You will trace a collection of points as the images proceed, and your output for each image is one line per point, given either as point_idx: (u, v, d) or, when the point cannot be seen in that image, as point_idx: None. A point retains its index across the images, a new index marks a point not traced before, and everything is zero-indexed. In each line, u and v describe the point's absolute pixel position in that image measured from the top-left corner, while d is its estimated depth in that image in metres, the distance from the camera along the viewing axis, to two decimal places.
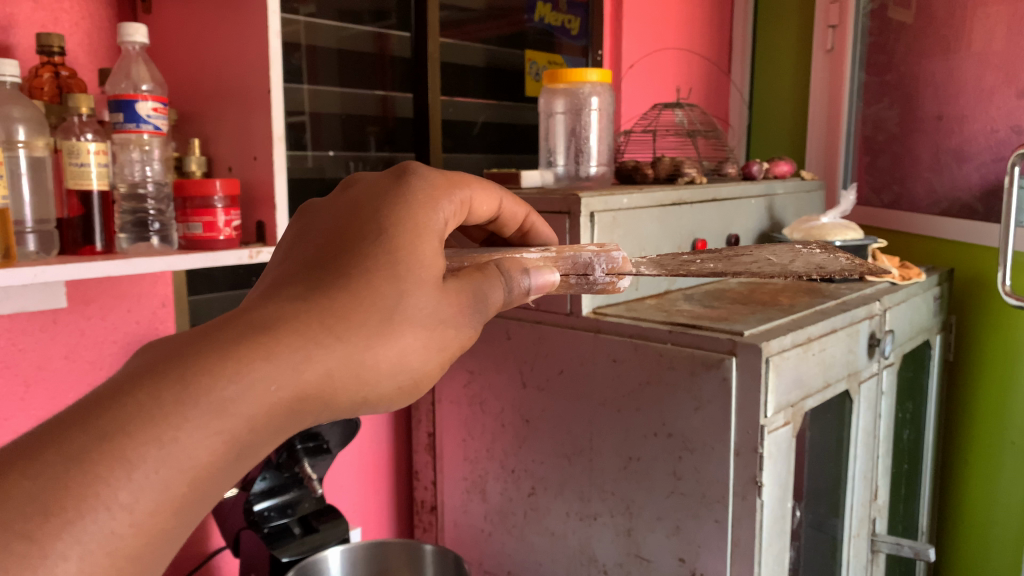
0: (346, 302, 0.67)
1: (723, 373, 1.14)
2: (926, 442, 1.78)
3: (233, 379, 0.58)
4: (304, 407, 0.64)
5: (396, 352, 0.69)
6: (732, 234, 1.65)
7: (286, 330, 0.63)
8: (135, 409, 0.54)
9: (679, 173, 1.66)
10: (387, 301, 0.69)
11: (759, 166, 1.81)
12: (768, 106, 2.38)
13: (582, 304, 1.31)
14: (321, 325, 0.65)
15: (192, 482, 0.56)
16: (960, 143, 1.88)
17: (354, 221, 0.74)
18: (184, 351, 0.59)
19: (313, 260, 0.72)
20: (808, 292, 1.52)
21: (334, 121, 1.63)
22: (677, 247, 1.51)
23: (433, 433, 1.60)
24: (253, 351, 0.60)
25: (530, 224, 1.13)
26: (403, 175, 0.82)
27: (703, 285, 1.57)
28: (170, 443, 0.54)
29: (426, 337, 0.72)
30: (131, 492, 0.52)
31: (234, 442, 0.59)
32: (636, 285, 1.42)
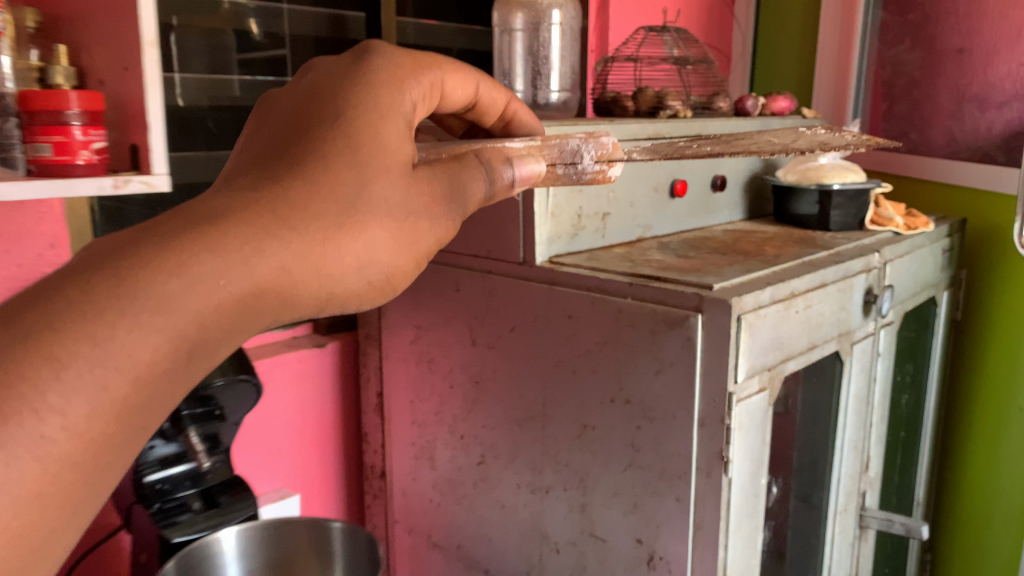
0: (305, 191, 0.66)
1: (687, 332, 0.99)
2: (927, 408, 1.62)
3: (175, 274, 0.56)
4: (261, 298, 0.63)
5: (362, 247, 0.69)
6: (718, 176, 1.47)
7: (240, 218, 0.62)
8: (68, 307, 0.51)
9: (662, 106, 1.48)
10: (348, 192, 0.69)
11: (755, 99, 1.62)
12: (774, 40, 2.16)
13: (537, 254, 1.14)
14: (278, 215, 0.64)
15: (137, 384, 0.53)
16: (985, 83, 1.67)
17: (314, 107, 0.73)
18: (125, 246, 0.56)
19: (270, 150, 0.70)
20: (799, 241, 1.35)
21: (308, 45, 1.46)
22: (653, 187, 1.33)
23: (381, 393, 1.43)
24: (192, 244, 0.57)
25: (513, 108, 1.02)
26: (364, 61, 0.80)
27: (683, 232, 1.40)
28: (106, 341, 0.51)
29: (393, 229, 0.72)
30: (63, 394, 0.49)
31: (178, 346, 0.56)
32: (603, 231, 1.26)
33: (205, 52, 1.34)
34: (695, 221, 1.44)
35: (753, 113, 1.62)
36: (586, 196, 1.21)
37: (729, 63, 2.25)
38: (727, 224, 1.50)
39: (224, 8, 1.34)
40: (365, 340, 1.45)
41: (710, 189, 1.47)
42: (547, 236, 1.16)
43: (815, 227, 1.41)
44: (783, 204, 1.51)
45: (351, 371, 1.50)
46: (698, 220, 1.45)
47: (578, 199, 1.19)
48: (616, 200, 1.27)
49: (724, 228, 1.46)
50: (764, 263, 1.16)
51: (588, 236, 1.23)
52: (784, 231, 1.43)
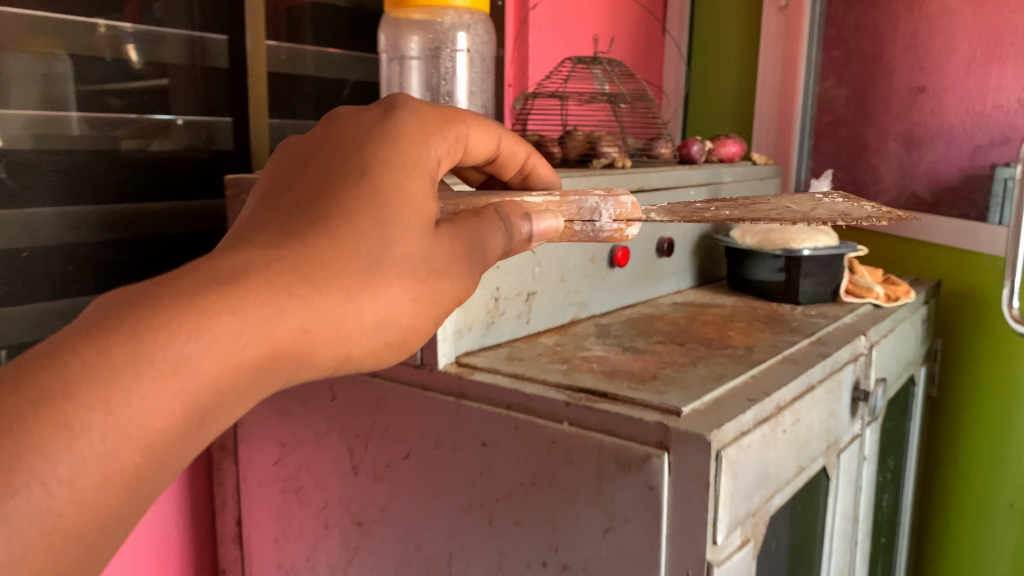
0: (325, 249, 0.58)
1: (648, 478, 0.71)
2: (904, 506, 1.37)
3: (193, 335, 0.49)
4: (275, 352, 0.55)
5: (381, 305, 0.60)
6: (665, 238, 1.20)
7: (264, 280, 0.54)
8: (86, 370, 0.45)
9: (596, 153, 1.23)
10: (374, 249, 0.60)
11: (702, 144, 1.37)
12: (708, 76, 1.94)
13: (440, 356, 0.85)
14: (300, 274, 0.56)
15: (147, 450, 0.47)
16: (946, 125, 1.51)
17: (340, 160, 0.65)
18: (156, 295, 0.50)
19: (290, 203, 0.62)
20: (767, 320, 1.09)
21: (190, 80, 1.15)
22: (589, 256, 1.06)
23: (241, 521, 1.12)
24: (217, 303, 0.51)
25: (530, 164, 0.95)
26: (390, 113, 0.71)
27: (625, 310, 1.13)
28: (121, 407, 0.45)
29: (411, 288, 0.62)
30: (74, 464, 0.43)
31: (191, 409, 0.49)
32: (530, 315, 0.97)
33: (36, 82, 0.97)
34: (637, 294, 1.17)
35: (699, 160, 1.37)
36: (505, 273, 0.92)
37: (661, 96, 2.01)
38: (675, 295, 1.23)
39: (101, 32, 1.03)
40: (219, 453, 1.13)
41: (655, 254, 1.20)
42: (454, 330, 0.87)
43: (783, 301, 1.16)
44: (741, 268, 1.27)
45: (204, 490, 1.19)
46: (641, 293, 1.18)
47: (495, 278, 0.90)
48: (546, 276, 0.99)
49: (674, 301, 1.20)
50: (739, 362, 0.89)
51: (509, 323, 0.95)
52: (744, 304, 1.18)
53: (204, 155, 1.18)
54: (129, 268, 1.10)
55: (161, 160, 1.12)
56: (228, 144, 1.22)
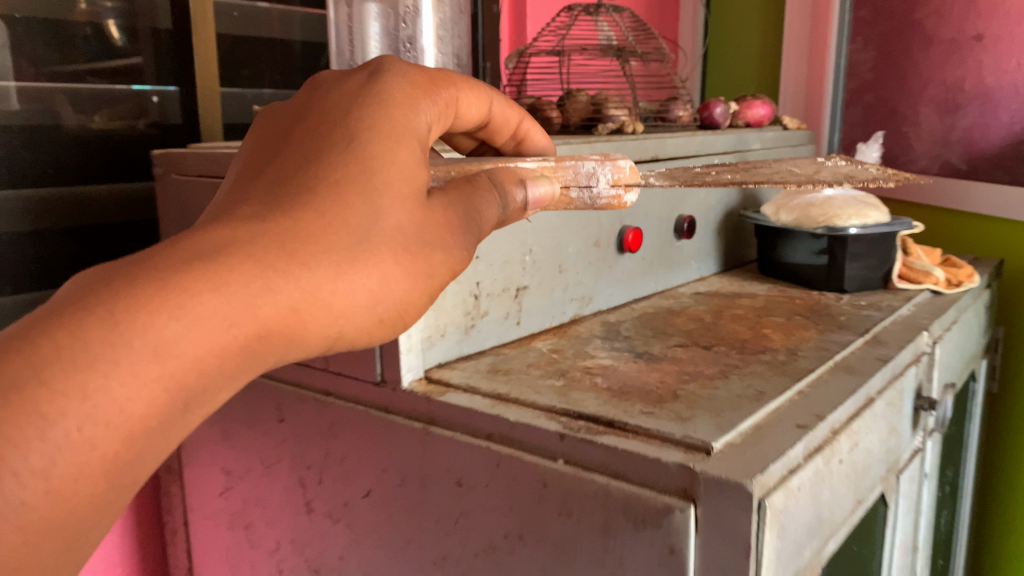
0: (310, 224, 0.48)
1: (669, 537, 0.53)
2: (963, 521, 1.19)
3: (176, 314, 0.41)
4: (261, 335, 0.46)
5: (373, 286, 0.50)
6: (684, 216, 1.02)
7: (247, 257, 0.45)
8: (61, 352, 0.38)
9: (601, 117, 1.05)
10: (365, 222, 0.49)
11: (726, 106, 1.19)
12: (724, 35, 1.73)
13: (404, 372, 0.68)
14: (283, 250, 0.46)
15: (129, 439, 0.41)
16: (984, 84, 1.30)
17: (326, 127, 0.54)
18: (142, 269, 0.42)
19: (270, 177, 0.51)
20: (809, 316, 0.91)
21: (154, 48, 1.04)
22: (593, 241, 0.88)
23: (191, 556, 0.96)
24: (200, 279, 0.43)
25: (525, 130, 0.77)
26: (376, 81, 0.59)
27: (638, 304, 0.95)
28: (98, 394, 0.39)
29: (406, 266, 0.51)
30: (52, 455, 0.38)
31: (178, 394, 0.42)
32: (521, 315, 0.80)
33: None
34: (651, 284, 0.99)
35: (723, 125, 1.18)
36: (487, 265, 0.74)
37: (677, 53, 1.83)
38: (696, 284, 1.06)
39: (81, 8, 0.95)
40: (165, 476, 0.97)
41: (673, 236, 1.02)
42: (421, 339, 0.70)
43: (826, 293, 0.98)
44: (775, 250, 1.09)
45: (155, 516, 1.03)
46: (657, 283, 1.00)
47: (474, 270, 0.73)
48: (540, 266, 0.81)
49: (695, 292, 1.02)
50: (781, 373, 0.71)
51: (495, 326, 0.77)
52: (777, 295, 1.00)
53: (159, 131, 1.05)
54: (75, 258, 0.95)
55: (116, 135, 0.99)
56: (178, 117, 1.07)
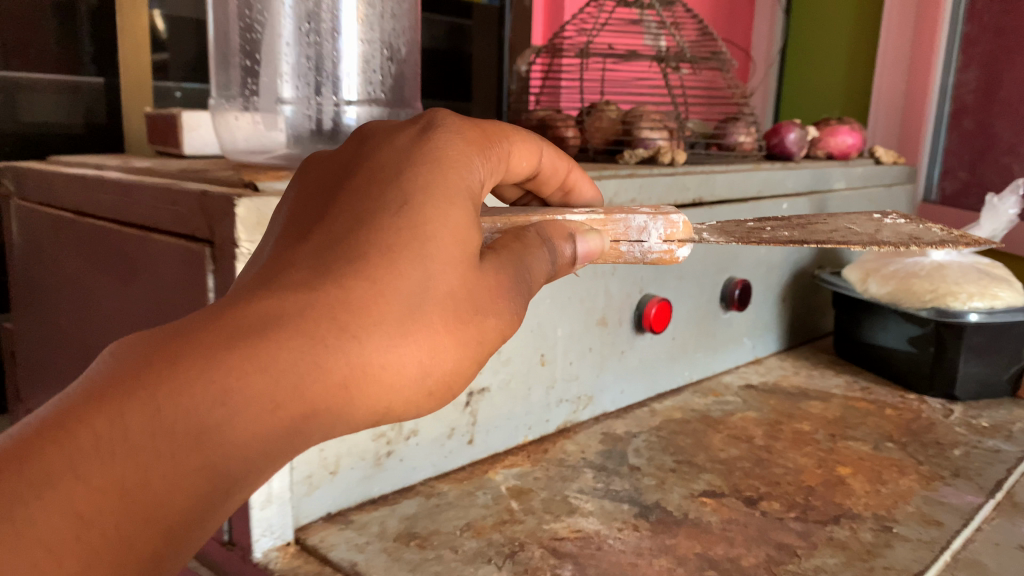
0: (365, 290, 0.29)
1: None
2: None
3: (219, 397, 0.26)
4: (311, 428, 0.29)
5: (449, 374, 0.31)
6: (736, 281, 0.75)
7: (293, 333, 0.27)
8: (97, 441, 0.25)
9: (630, 139, 0.78)
10: (451, 283, 0.31)
11: (804, 131, 0.91)
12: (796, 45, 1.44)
13: (256, 539, 0.43)
14: (337, 324, 0.28)
15: (175, 534, 0.26)
16: None
17: (403, 137, 0.34)
18: (180, 334, 0.27)
19: (325, 198, 0.33)
20: (911, 443, 0.63)
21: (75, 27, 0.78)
22: (596, 320, 0.62)
23: None
24: (247, 353, 0.27)
25: (571, 185, 0.48)
26: (422, 119, 0.36)
27: (664, 405, 0.69)
28: (128, 494, 0.25)
29: (472, 345, 0.31)
30: (86, 560, 0.24)
31: (243, 473, 0.27)
32: (475, 430, 0.54)
33: None
34: (683, 373, 0.73)
35: (798, 155, 0.91)
36: None
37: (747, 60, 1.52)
38: (746, 370, 0.79)
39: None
40: None
41: (719, 306, 0.75)
42: (292, 484, 0.45)
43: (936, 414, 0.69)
44: (862, 328, 0.81)
45: None
46: (693, 371, 0.74)
47: None
48: (511, 362, 0.55)
49: (746, 384, 0.76)
50: None
51: (430, 451, 0.52)
52: (857, 399, 0.73)
53: (71, 133, 0.80)
54: None
55: (10, 138, 0.75)
56: (101, 118, 0.82)
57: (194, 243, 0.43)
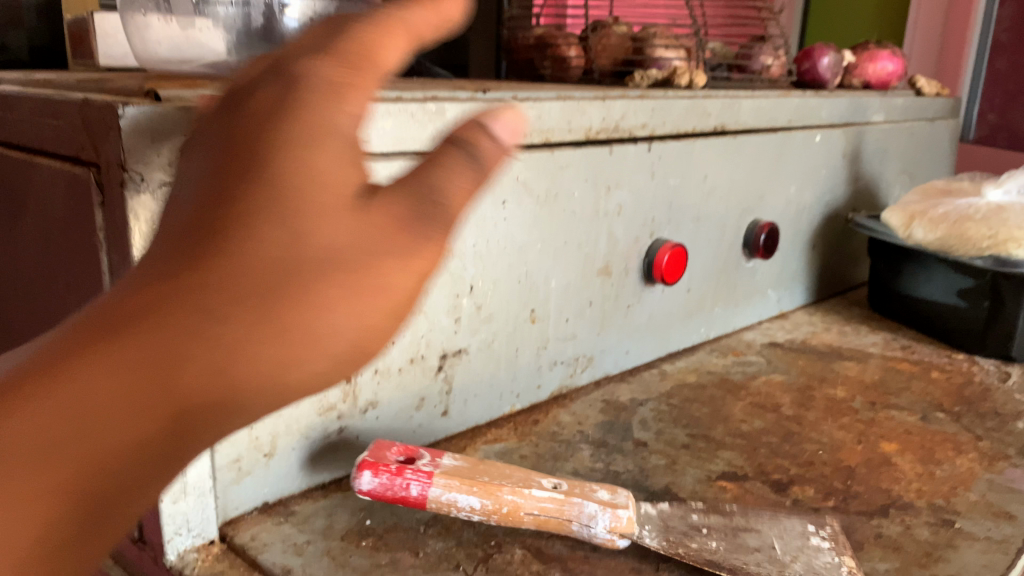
0: (201, 275, 0.21)
1: None
2: None
3: (57, 418, 0.21)
4: (196, 427, 0.22)
5: (365, 336, 0.23)
6: (763, 225, 0.65)
7: (129, 339, 0.21)
8: None
9: (641, 59, 0.67)
10: (352, 228, 0.22)
11: (838, 55, 0.80)
12: None
13: (168, 539, 0.35)
14: (172, 319, 0.21)
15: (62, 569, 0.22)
16: None
17: (269, 64, 0.24)
18: (45, 347, 0.22)
19: (203, 152, 0.24)
20: (965, 414, 0.54)
21: None
22: (597, 270, 0.52)
23: None
24: (77, 370, 0.21)
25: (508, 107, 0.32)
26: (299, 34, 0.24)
27: (676, 367, 0.60)
28: None
29: (382, 300, 0.22)
30: None
31: (138, 472, 0.22)
32: (450, 399, 0.46)
33: None
34: (699, 330, 0.64)
35: (832, 83, 0.80)
36: None
37: None
38: (769, 327, 0.70)
39: None
40: None
41: (742, 254, 0.66)
42: (215, 471, 0.36)
43: (990, 379, 0.60)
44: (901, 278, 0.72)
45: None
46: (710, 328, 0.65)
47: None
48: (493, 320, 0.46)
49: (770, 343, 0.66)
50: None
51: (393, 426, 0.43)
52: (897, 360, 0.64)
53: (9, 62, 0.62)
54: None
55: None
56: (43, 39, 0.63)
57: (79, 166, 0.33)
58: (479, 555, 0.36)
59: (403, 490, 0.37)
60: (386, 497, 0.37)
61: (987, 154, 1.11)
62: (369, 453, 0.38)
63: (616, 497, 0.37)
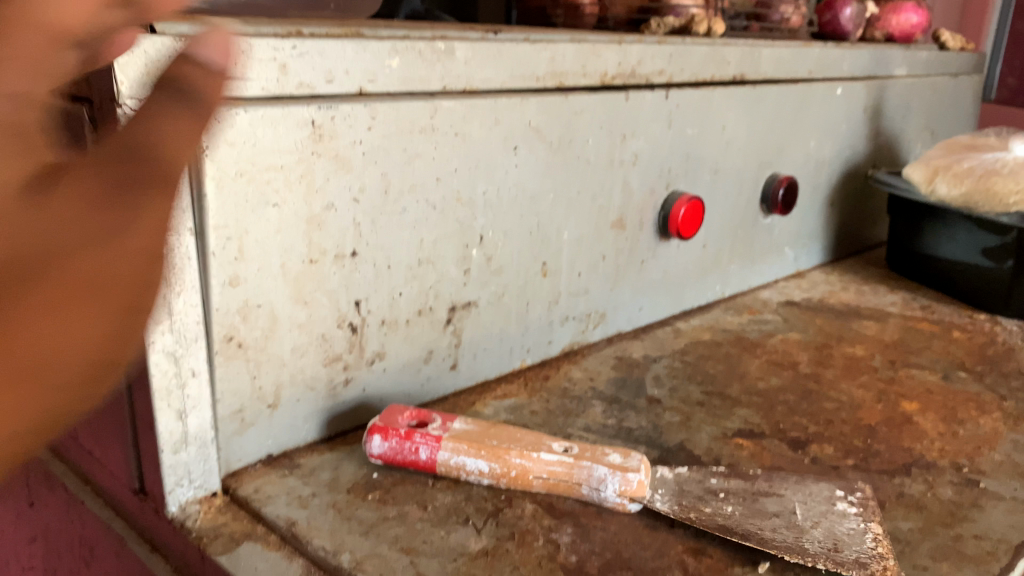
0: None
1: None
2: None
3: None
4: None
5: (102, 340, 0.22)
6: (782, 179, 0.63)
7: None
8: None
9: (658, 6, 0.64)
10: (43, 238, 0.20)
11: (860, 6, 0.77)
12: None
13: (168, 491, 0.34)
14: None
15: None
16: None
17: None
18: None
19: None
20: (988, 373, 0.52)
21: None
22: (610, 224, 0.51)
23: None
24: None
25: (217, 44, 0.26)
26: None
27: (690, 324, 0.59)
28: None
29: (97, 312, 0.21)
30: None
31: None
32: (459, 352, 0.45)
33: None
34: (713, 288, 0.63)
35: (854, 36, 0.78)
36: (388, 281, 0.39)
37: None
38: (785, 286, 0.68)
39: None
40: None
41: (759, 209, 0.64)
42: (217, 421, 0.35)
43: (1013, 340, 0.58)
44: (922, 237, 0.70)
45: None
46: (725, 286, 0.64)
47: (339, 280, 0.37)
48: (503, 272, 0.45)
49: (786, 302, 0.65)
50: (953, 559, 0.33)
51: (401, 379, 0.42)
52: (917, 319, 0.62)
53: None
54: None
55: None
56: None
57: None
58: (488, 509, 0.35)
59: (412, 454, 0.37)
60: (395, 462, 0.37)
61: (1010, 116, 1.08)
62: (380, 417, 0.38)
63: (630, 459, 0.35)
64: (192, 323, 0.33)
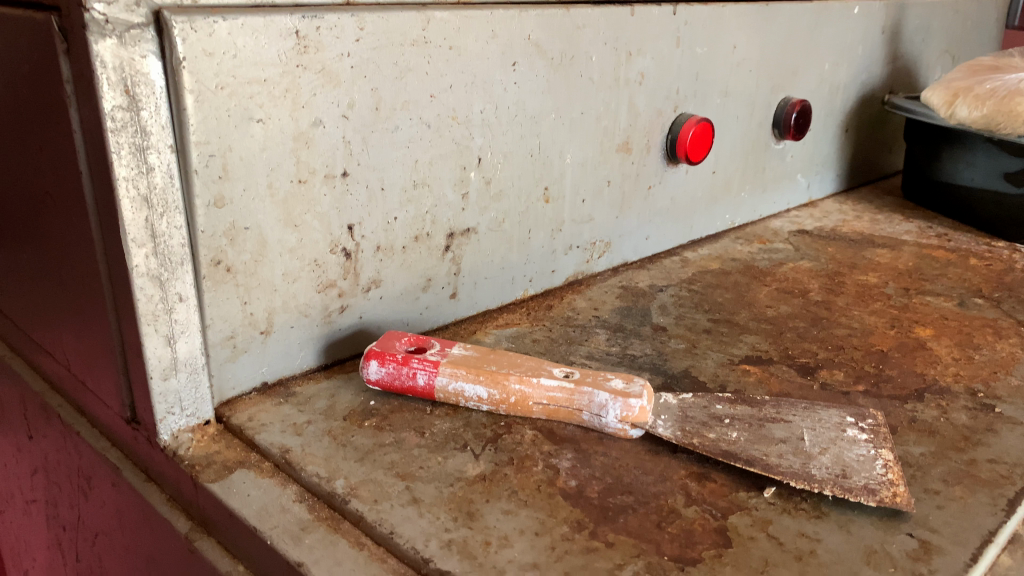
0: None
1: None
2: None
3: None
4: None
5: None
6: (795, 103, 0.61)
7: None
8: None
9: None
10: None
11: None
12: None
13: (160, 419, 0.33)
14: None
15: None
16: None
17: None
18: None
19: None
20: (1005, 301, 0.51)
21: None
22: (614, 146, 0.49)
23: None
24: None
25: None
26: None
27: (698, 253, 0.57)
28: None
29: None
30: None
31: None
32: (459, 280, 0.43)
33: None
34: (722, 216, 0.61)
35: None
36: (382, 203, 0.38)
37: None
38: (797, 215, 0.66)
39: None
40: None
41: (771, 135, 0.62)
42: (207, 348, 0.34)
43: None
44: (939, 163, 0.67)
45: None
46: (734, 215, 0.62)
47: (331, 202, 0.36)
48: (503, 197, 0.43)
49: (798, 230, 0.63)
50: (965, 483, 0.32)
51: (398, 307, 0.41)
52: (933, 247, 0.60)
53: None
54: None
55: None
56: None
57: (41, 12, 0.29)
58: (487, 435, 0.34)
59: (410, 379, 0.36)
60: (394, 388, 0.36)
61: None
62: (378, 342, 0.37)
63: (633, 385, 0.34)
64: (177, 245, 0.32)
